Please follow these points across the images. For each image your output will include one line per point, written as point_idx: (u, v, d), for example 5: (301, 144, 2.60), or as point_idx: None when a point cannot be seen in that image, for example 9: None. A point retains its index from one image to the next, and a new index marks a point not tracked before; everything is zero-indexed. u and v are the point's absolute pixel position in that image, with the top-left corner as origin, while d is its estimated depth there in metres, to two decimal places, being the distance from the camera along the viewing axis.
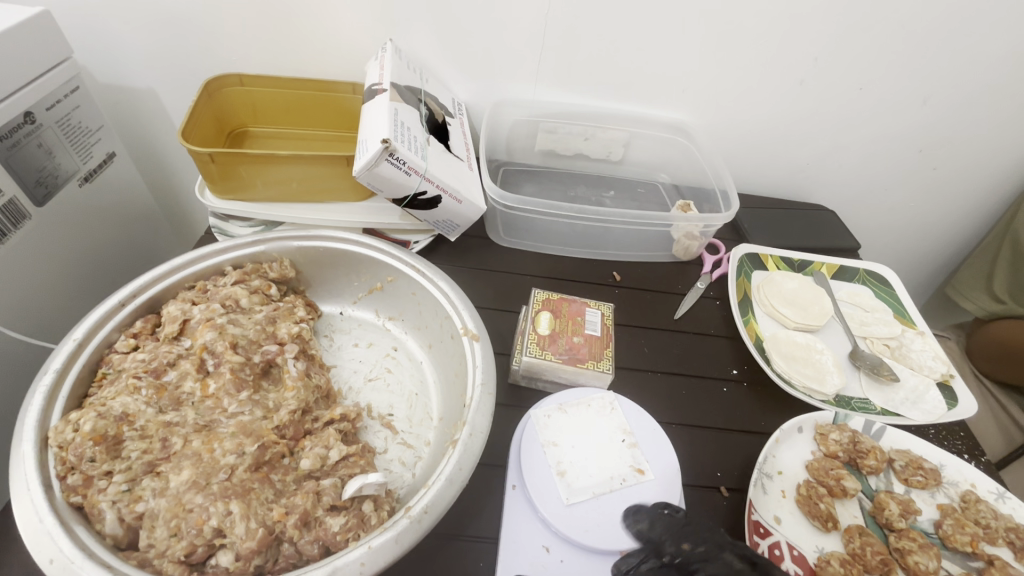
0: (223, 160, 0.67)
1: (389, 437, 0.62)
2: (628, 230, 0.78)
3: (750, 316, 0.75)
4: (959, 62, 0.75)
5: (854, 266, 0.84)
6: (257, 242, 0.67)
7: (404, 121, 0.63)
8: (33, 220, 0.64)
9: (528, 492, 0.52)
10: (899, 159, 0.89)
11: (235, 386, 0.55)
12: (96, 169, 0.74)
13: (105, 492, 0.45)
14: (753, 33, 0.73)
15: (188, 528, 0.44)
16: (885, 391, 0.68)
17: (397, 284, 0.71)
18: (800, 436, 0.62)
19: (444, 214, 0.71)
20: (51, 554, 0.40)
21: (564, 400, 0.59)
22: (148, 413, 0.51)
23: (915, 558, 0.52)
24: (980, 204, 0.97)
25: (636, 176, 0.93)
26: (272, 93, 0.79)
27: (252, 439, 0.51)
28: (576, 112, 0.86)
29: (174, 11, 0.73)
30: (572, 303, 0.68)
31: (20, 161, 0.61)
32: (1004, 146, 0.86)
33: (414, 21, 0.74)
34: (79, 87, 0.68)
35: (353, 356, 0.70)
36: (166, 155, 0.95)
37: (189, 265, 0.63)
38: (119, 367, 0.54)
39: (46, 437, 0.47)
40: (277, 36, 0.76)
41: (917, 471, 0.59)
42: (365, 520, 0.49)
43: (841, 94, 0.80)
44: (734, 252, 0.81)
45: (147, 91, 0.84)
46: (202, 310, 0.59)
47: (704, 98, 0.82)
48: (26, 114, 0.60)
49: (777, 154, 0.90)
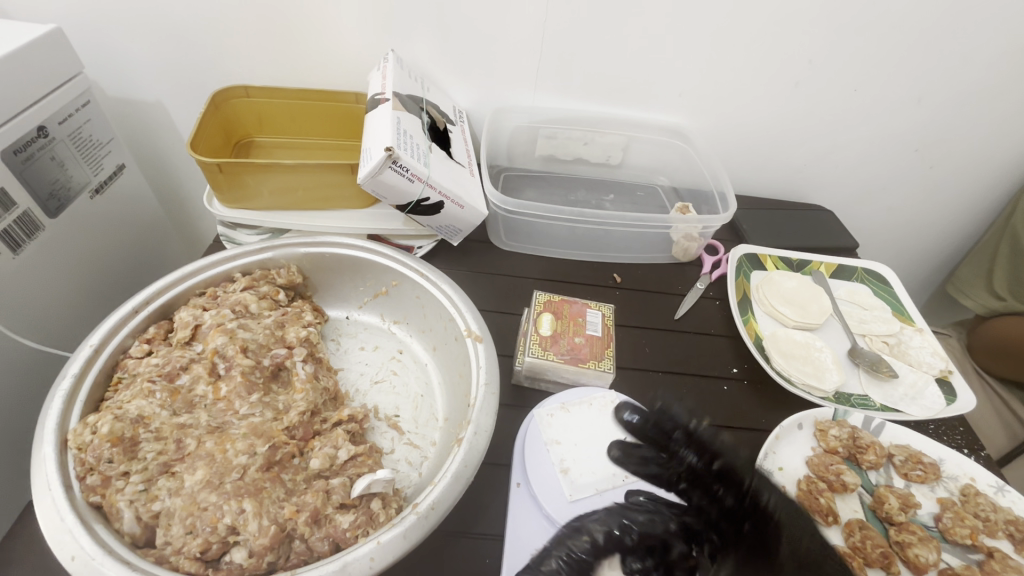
0: (230, 169, 0.68)
1: (395, 438, 0.63)
2: (628, 232, 0.79)
3: (750, 316, 0.77)
4: (951, 62, 0.76)
5: (852, 265, 0.85)
6: (265, 250, 0.68)
7: (406, 129, 0.65)
8: (45, 231, 0.66)
9: (532, 489, 0.53)
10: (896, 160, 0.90)
11: (246, 389, 0.56)
12: (106, 181, 0.76)
13: (123, 492, 0.46)
14: (747, 37, 0.75)
15: (202, 526, 0.46)
16: (884, 387, 0.69)
17: (402, 288, 0.72)
18: (800, 432, 0.63)
19: (447, 219, 0.72)
20: (73, 551, 0.42)
21: (566, 399, 0.61)
22: (162, 415, 0.53)
23: (916, 551, 0.53)
24: (978, 202, 0.98)
25: (635, 179, 0.95)
26: (277, 105, 0.81)
27: (264, 440, 0.52)
28: (575, 117, 0.87)
29: (183, 26, 0.75)
30: (573, 304, 0.69)
31: (34, 173, 0.63)
32: (999, 145, 0.87)
33: (416, 32, 0.76)
34: (91, 102, 0.70)
35: (360, 359, 0.71)
36: (175, 167, 0.98)
37: (200, 273, 0.65)
38: (134, 372, 0.56)
39: (65, 439, 0.48)
40: (282, 48, 0.79)
41: (917, 465, 0.60)
42: (374, 517, 0.50)
43: (836, 96, 0.81)
44: (734, 253, 0.82)
45: (155, 104, 0.86)
46: (213, 315, 0.61)
47: (699, 101, 0.84)
48: (39, 128, 0.62)
49: (774, 156, 0.91)
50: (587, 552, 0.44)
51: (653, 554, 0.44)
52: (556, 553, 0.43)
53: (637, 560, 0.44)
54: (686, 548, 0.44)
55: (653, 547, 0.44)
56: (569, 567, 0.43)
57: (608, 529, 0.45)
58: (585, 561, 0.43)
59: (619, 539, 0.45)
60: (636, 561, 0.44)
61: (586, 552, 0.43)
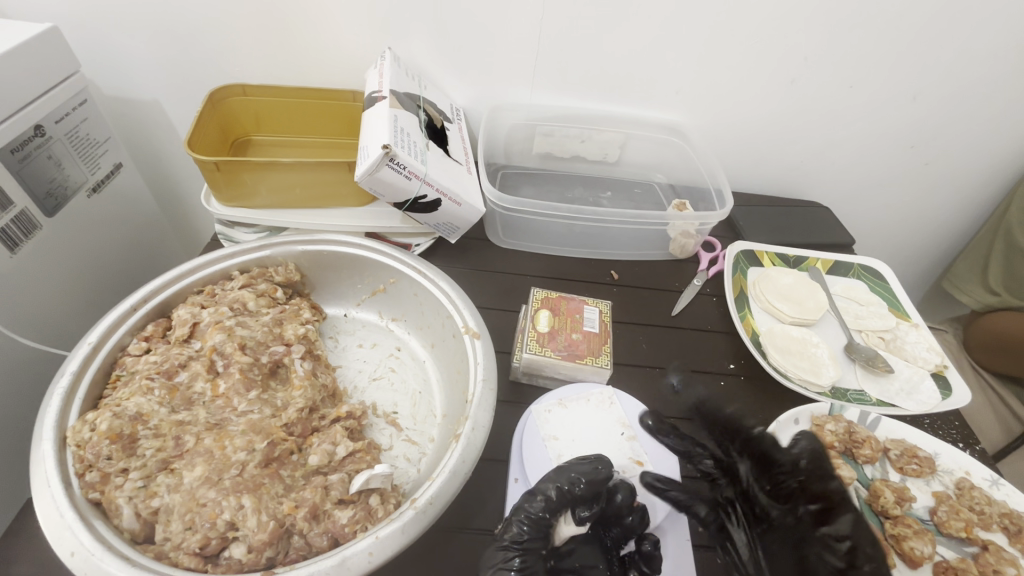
0: (227, 167, 0.68)
1: (394, 434, 0.63)
2: (625, 229, 0.79)
3: (746, 312, 0.77)
4: (947, 58, 0.77)
5: (848, 261, 0.86)
6: (263, 247, 0.69)
7: (404, 127, 0.65)
8: (43, 229, 0.66)
9: (530, 484, 0.54)
10: (892, 156, 0.91)
11: (244, 386, 0.57)
12: (103, 180, 0.76)
13: (122, 488, 0.47)
14: (743, 34, 0.75)
15: (201, 522, 0.46)
16: (880, 382, 0.70)
17: (400, 286, 0.73)
18: (797, 428, 0.63)
19: (445, 216, 0.73)
20: (72, 547, 0.42)
21: (563, 395, 0.61)
22: (161, 413, 0.53)
23: (911, 544, 0.54)
24: (973, 199, 0.98)
25: (633, 177, 0.95)
26: (274, 103, 0.81)
27: (262, 437, 0.52)
28: (572, 115, 0.88)
29: (180, 23, 0.75)
30: (570, 301, 0.69)
31: (32, 172, 0.63)
32: (994, 142, 0.88)
33: (413, 31, 0.76)
34: (87, 100, 0.70)
35: (358, 357, 0.71)
36: (172, 165, 0.98)
37: (197, 270, 0.65)
38: (132, 369, 0.56)
39: (64, 436, 0.49)
40: (278, 47, 0.79)
41: (912, 459, 0.60)
42: (373, 513, 0.50)
43: (832, 93, 0.82)
44: (731, 249, 0.83)
45: (152, 103, 0.86)
46: (210, 313, 0.61)
47: (696, 98, 0.84)
48: (36, 126, 0.62)
49: (770, 153, 0.91)
50: (543, 511, 0.48)
51: (597, 501, 0.49)
52: (516, 519, 0.47)
53: (585, 508, 0.49)
54: (626, 494, 0.50)
55: (598, 493, 0.49)
56: (530, 528, 0.47)
57: (558, 486, 0.49)
58: (541, 518, 0.47)
59: (569, 493, 0.49)
60: (583, 509, 0.48)
61: (542, 510, 0.48)
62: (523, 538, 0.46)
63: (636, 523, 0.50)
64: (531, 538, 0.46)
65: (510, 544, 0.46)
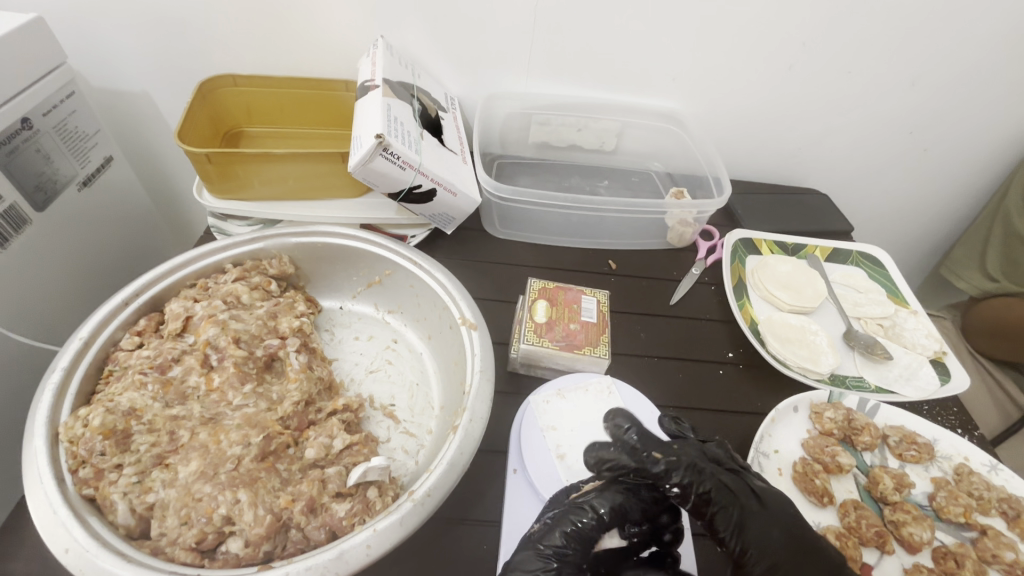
0: (219, 160, 0.67)
1: (391, 427, 0.63)
2: (622, 219, 0.79)
3: (745, 300, 0.76)
4: (947, 42, 0.75)
5: (847, 248, 0.85)
6: (257, 240, 0.68)
7: (397, 116, 0.64)
8: (33, 224, 0.65)
9: (530, 475, 0.54)
10: (890, 143, 0.90)
11: (239, 379, 0.56)
12: (94, 174, 0.75)
13: (116, 484, 0.46)
14: (741, 19, 0.73)
15: (197, 517, 0.46)
16: (879, 368, 0.70)
17: (396, 278, 0.72)
18: (795, 415, 0.63)
19: (440, 207, 0.72)
20: (66, 543, 0.41)
21: (562, 385, 0.61)
22: (155, 407, 0.52)
23: (910, 529, 0.54)
24: (973, 185, 0.97)
25: (630, 165, 0.94)
26: (265, 93, 0.79)
27: (258, 430, 0.52)
28: (568, 103, 0.86)
29: (167, 12, 0.73)
30: (568, 291, 0.69)
31: (20, 166, 0.62)
32: (994, 128, 0.87)
33: (405, 18, 0.75)
34: (74, 92, 0.68)
35: (354, 350, 0.71)
36: (164, 158, 0.96)
37: (188, 263, 0.64)
38: (125, 364, 0.55)
39: (56, 432, 0.48)
40: (268, 35, 0.77)
41: (910, 445, 0.60)
42: (370, 506, 0.50)
43: (831, 79, 0.81)
44: (729, 237, 0.82)
45: (141, 94, 0.85)
46: (204, 306, 0.60)
47: (693, 85, 0.83)
48: (23, 119, 0.61)
49: (768, 140, 0.90)
50: (591, 527, 0.47)
51: (647, 520, 0.50)
52: (561, 528, 0.47)
53: (634, 524, 0.50)
54: (671, 515, 0.51)
55: (648, 513, 0.50)
56: (572, 540, 0.46)
57: (611, 505, 0.49)
58: (589, 535, 0.47)
59: (620, 512, 0.49)
60: (633, 526, 0.50)
61: (591, 527, 0.47)
62: (565, 550, 0.46)
63: (672, 542, 0.50)
64: (574, 551, 0.46)
65: (550, 553, 0.46)
